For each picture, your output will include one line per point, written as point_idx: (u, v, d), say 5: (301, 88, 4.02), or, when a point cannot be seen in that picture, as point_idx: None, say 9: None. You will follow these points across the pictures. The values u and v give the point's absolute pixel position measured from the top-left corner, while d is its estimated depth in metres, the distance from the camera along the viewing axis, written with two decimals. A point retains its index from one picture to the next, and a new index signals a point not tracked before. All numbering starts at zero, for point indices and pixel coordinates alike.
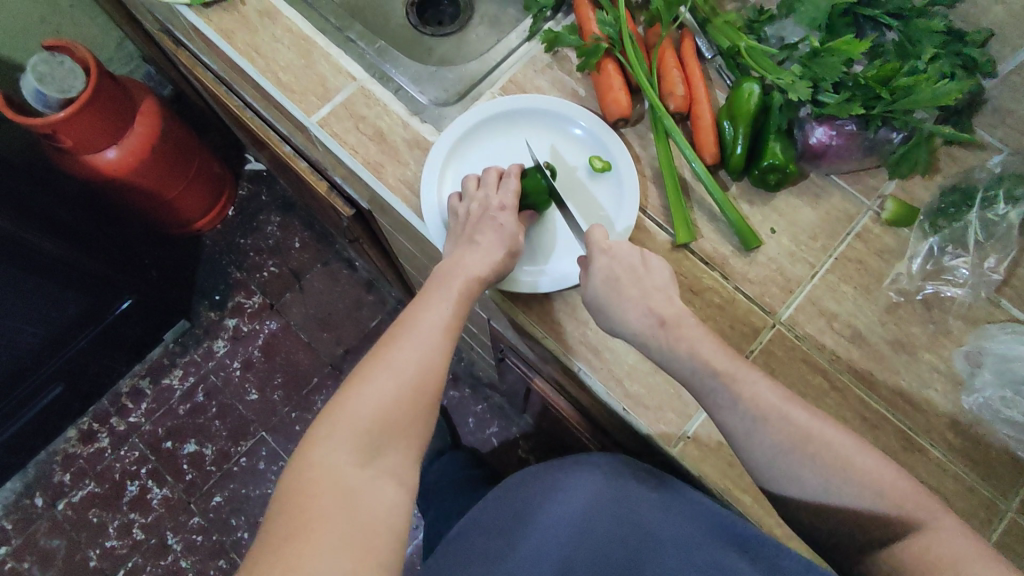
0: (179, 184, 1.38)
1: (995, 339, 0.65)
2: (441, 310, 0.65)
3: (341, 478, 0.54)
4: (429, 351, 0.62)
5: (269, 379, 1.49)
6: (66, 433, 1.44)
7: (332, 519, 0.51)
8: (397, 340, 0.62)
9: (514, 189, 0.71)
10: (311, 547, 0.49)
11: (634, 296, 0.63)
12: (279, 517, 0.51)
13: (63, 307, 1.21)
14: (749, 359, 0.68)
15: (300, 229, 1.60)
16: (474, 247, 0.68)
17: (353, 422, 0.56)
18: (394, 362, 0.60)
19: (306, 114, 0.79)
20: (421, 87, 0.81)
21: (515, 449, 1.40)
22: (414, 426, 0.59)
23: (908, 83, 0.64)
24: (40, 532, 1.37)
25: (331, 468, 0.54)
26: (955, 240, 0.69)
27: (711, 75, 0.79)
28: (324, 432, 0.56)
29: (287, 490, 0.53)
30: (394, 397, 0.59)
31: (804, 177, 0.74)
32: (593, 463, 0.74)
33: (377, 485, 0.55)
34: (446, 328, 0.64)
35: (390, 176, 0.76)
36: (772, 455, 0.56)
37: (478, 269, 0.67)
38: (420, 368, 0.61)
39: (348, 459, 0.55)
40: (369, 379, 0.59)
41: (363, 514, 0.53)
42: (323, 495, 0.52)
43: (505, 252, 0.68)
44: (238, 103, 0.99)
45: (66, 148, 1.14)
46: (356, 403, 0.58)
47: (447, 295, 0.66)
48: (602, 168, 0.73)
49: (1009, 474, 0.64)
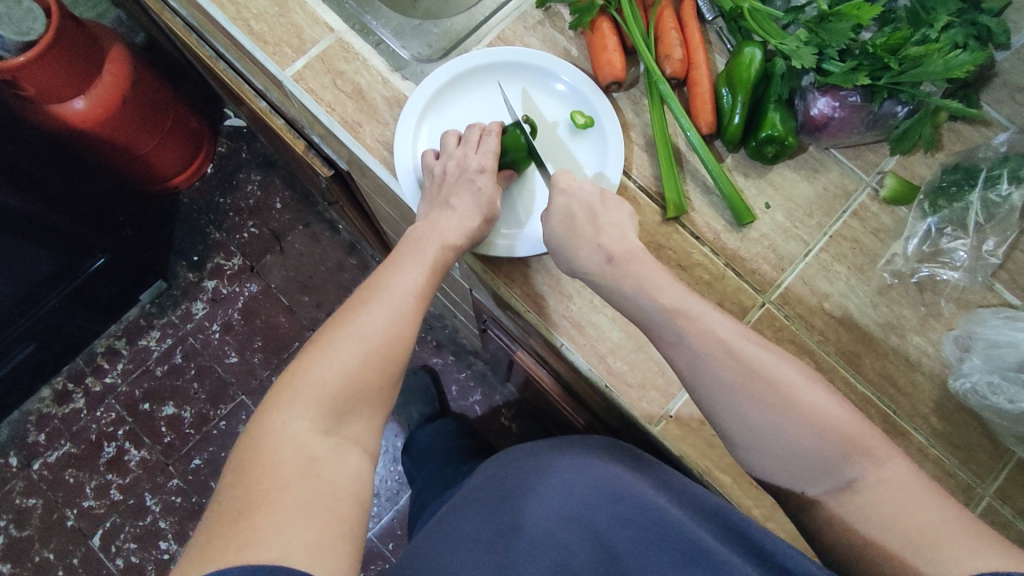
0: (154, 138, 1.32)
1: (987, 324, 0.62)
2: (413, 275, 0.63)
3: (304, 446, 0.50)
4: (398, 316, 0.59)
5: (248, 343, 1.46)
6: (40, 393, 1.41)
7: (294, 488, 0.47)
8: (365, 304, 0.59)
9: (493, 149, 0.68)
10: (270, 517, 0.44)
11: (611, 258, 0.61)
12: (235, 488, 0.47)
13: (34, 265, 1.16)
14: (748, 323, 0.66)
15: (281, 188, 1.55)
16: (454, 209, 0.66)
17: (316, 387, 0.53)
18: (359, 325, 0.57)
19: (279, 67, 0.74)
20: (403, 41, 0.76)
21: (498, 417, 1.39)
22: (380, 395, 0.56)
23: (919, 53, 0.60)
24: (15, 492, 1.36)
25: (292, 436, 0.50)
26: (955, 221, 0.66)
27: (711, 38, 0.75)
28: (285, 398, 0.52)
29: (245, 461, 0.48)
30: (360, 362, 0.55)
31: (803, 150, 0.71)
32: (589, 446, 0.70)
33: (343, 454, 0.51)
34: (416, 294, 0.62)
35: (368, 136, 0.72)
36: (760, 430, 0.53)
37: (454, 236, 0.64)
38: (388, 334, 0.57)
39: (311, 427, 0.51)
40: (333, 344, 0.55)
41: (325, 486, 0.48)
42: (283, 464, 0.48)
43: (483, 216, 0.66)
44: (209, 54, 0.93)
45: (29, 97, 1.07)
46: (322, 367, 0.54)
47: (421, 260, 0.64)
48: (583, 124, 0.70)
49: (989, 459, 0.63)
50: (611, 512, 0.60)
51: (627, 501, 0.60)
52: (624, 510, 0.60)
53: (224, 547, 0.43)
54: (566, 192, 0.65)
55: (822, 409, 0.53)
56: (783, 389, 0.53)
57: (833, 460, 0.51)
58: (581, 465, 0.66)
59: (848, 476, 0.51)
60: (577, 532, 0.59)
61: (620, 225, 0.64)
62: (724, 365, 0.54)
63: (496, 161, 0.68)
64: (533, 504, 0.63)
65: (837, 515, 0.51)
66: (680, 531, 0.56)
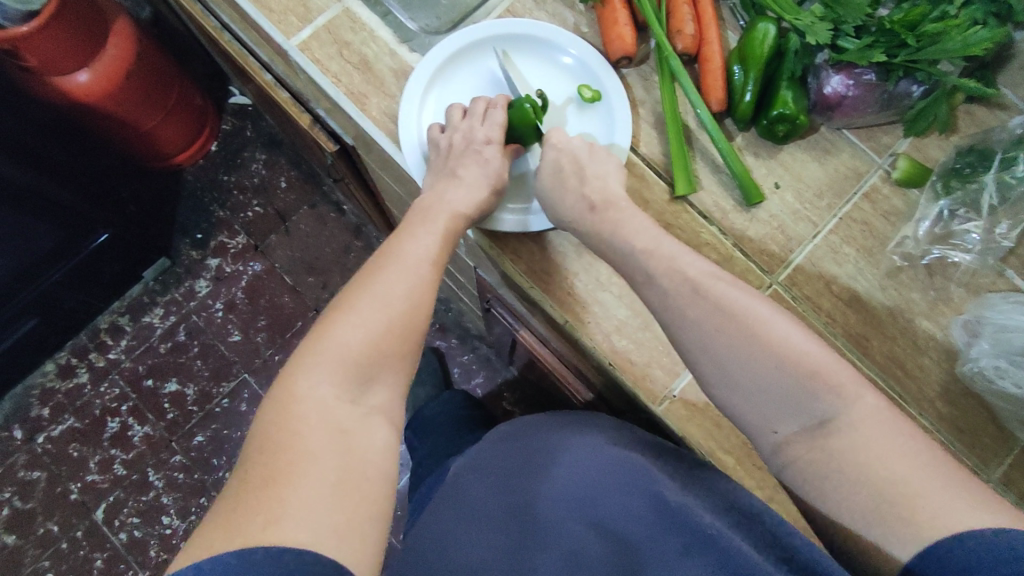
0: (157, 116, 1.31)
1: (996, 308, 0.61)
2: (426, 243, 0.62)
3: (330, 417, 0.49)
4: (417, 285, 0.58)
5: (252, 322, 1.46)
6: (44, 367, 1.41)
7: (321, 460, 0.46)
8: (383, 272, 0.58)
9: (500, 122, 0.67)
10: (297, 491, 0.44)
11: (594, 206, 0.62)
12: (260, 457, 0.46)
13: (37, 238, 1.17)
14: (768, 292, 0.66)
15: (286, 168, 1.54)
16: (461, 182, 0.65)
17: (338, 355, 0.52)
18: (379, 293, 0.56)
19: (284, 37, 0.73)
20: (411, 14, 0.74)
21: (500, 401, 1.39)
22: (401, 363, 0.55)
23: (937, 30, 0.59)
24: (19, 465, 1.37)
25: (317, 406, 0.49)
26: (967, 203, 0.64)
27: (724, 15, 0.73)
28: (307, 364, 0.51)
29: (269, 428, 0.48)
30: (381, 330, 0.54)
31: (814, 130, 0.70)
32: (596, 425, 0.69)
33: (368, 425, 0.51)
34: (434, 263, 0.61)
35: (374, 108, 0.71)
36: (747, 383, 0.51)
37: (463, 209, 0.64)
38: (409, 303, 0.57)
39: (335, 396, 0.50)
40: (353, 311, 0.54)
41: (354, 459, 0.48)
42: (309, 434, 0.48)
43: (489, 190, 0.66)
44: (215, 25, 0.91)
45: (31, 68, 1.06)
46: (343, 334, 0.53)
47: (435, 228, 0.63)
48: (591, 98, 0.69)
49: (995, 445, 0.62)
50: (621, 503, 0.58)
51: (638, 492, 0.58)
52: (634, 504, 0.57)
53: (251, 521, 0.42)
54: (556, 147, 0.67)
55: (823, 365, 0.50)
56: (792, 356, 0.50)
57: (821, 411, 0.49)
58: (592, 451, 0.64)
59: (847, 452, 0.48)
60: (584, 521, 0.58)
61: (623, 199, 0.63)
62: (736, 341, 0.51)
63: (503, 135, 0.67)
64: (541, 486, 0.62)
65: (811, 460, 0.49)
66: (688, 517, 0.54)
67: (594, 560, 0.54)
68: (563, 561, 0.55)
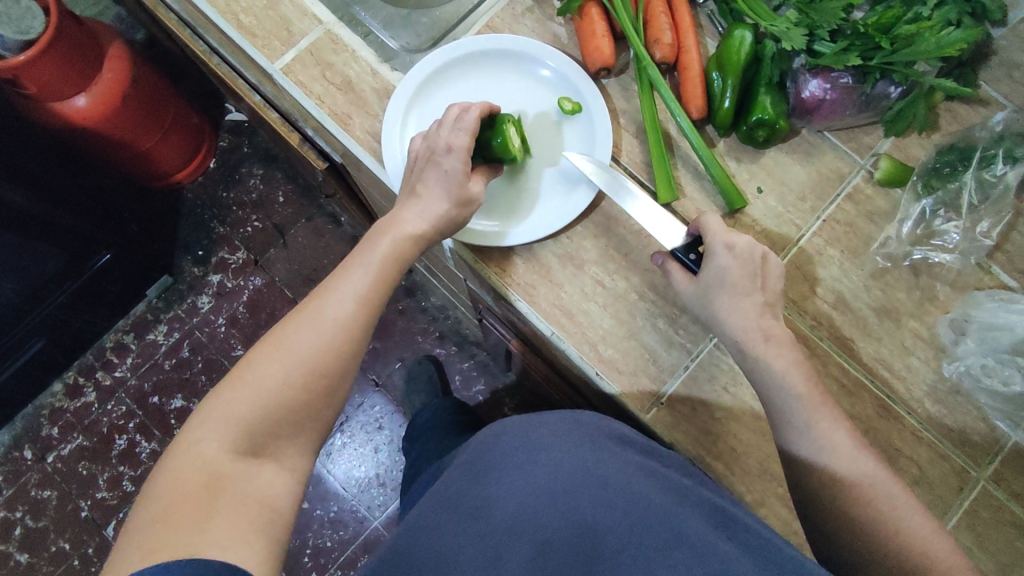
0: (155, 135, 1.33)
1: (982, 307, 0.62)
2: (357, 280, 0.59)
3: (215, 463, 0.49)
4: (331, 324, 0.56)
5: (253, 336, 1.48)
6: (52, 388, 1.43)
7: (196, 503, 0.46)
8: (300, 313, 0.57)
9: (469, 126, 0.64)
10: (163, 531, 0.44)
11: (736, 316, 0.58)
12: (145, 498, 0.47)
13: (41, 261, 1.19)
14: None
15: (283, 182, 1.56)
16: (418, 205, 0.63)
17: (234, 405, 0.51)
18: (287, 341, 0.55)
19: (269, 61, 0.74)
20: (392, 33, 0.76)
21: (501, 406, 1.40)
22: (304, 412, 0.54)
23: (911, 32, 0.60)
24: (31, 484, 1.39)
25: (200, 452, 0.49)
26: (948, 203, 0.65)
27: (702, 21, 0.74)
28: (204, 412, 0.51)
29: (159, 472, 0.49)
30: (283, 378, 0.53)
31: (795, 133, 0.70)
32: (577, 421, 0.64)
33: (255, 472, 0.51)
34: (360, 300, 0.58)
35: (358, 128, 0.72)
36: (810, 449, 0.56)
37: (403, 240, 0.61)
38: (318, 348, 0.55)
39: (224, 445, 0.50)
40: (257, 362, 0.54)
41: (232, 505, 0.47)
42: (184, 479, 0.47)
43: (450, 202, 0.63)
44: (204, 48, 0.91)
45: (30, 95, 1.08)
46: (244, 383, 0.52)
47: (367, 264, 0.60)
48: (571, 110, 0.70)
49: (985, 444, 0.63)
50: (592, 497, 0.56)
51: (610, 485, 0.56)
52: (606, 495, 0.56)
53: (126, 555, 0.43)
54: (727, 248, 0.60)
55: None
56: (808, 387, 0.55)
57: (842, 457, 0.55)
58: (567, 444, 0.61)
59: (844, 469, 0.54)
60: (558, 514, 0.55)
61: (768, 279, 0.61)
62: None
63: (472, 140, 0.64)
64: (514, 476, 0.60)
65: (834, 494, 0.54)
66: (664, 522, 0.52)
67: (563, 549, 0.53)
68: (534, 555, 0.53)
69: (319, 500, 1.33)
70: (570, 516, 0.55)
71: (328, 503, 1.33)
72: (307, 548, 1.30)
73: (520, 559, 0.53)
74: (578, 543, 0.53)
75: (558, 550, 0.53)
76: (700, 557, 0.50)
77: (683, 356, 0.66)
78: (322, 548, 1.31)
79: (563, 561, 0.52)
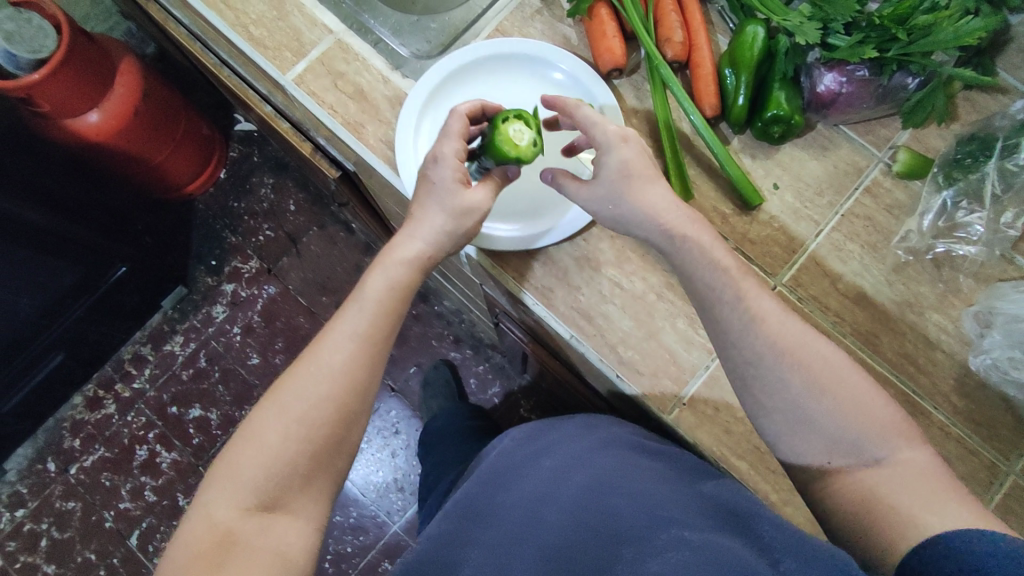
0: (167, 147, 1.34)
1: (1009, 298, 0.60)
2: (355, 319, 0.58)
3: (226, 522, 0.50)
4: (329, 370, 0.55)
5: (269, 344, 1.49)
6: (73, 400, 1.45)
7: (206, 563, 0.48)
8: (300, 362, 0.56)
9: (458, 131, 0.63)
10: None
11: None
12: (167, 562, 0.49)
13: (59, 275, 1.20)
14: (776, 291, 0.66)
15: (294, 191, 1.56)
16: (412, 229, 0.62)
17: (239, 464, 0.52)
18: (286, 395, 0.54)
19: (280, 72, 0.75)
20: (402, 40, 0.76)
21: (518, 408, 1.40)
22: (312, 462, 0.54)
23: (928, 21, 0.58)
24: (55, 496, 1.40)
25: (212, 513, 0.50)
26: (970, 193, 0.64)
27: (712, 18, 0.74)
28: (215, 474, 0.53)
29: (179, 535, 0.51)
30: (285, 431, 0.53)
31: (810, 128, 0.70)
32: (592, 426, 0.67)
33: (268, 526, 0.51)
34: (358, 339, 0.57)
35: (371, 136, 0.72)
36: (781, 406, 0.53)
37: (397, 270, 0.61)
38: (318, 398, 0.54)
39: (232, 504, 0.51)
40: (259, 420, 0.54)
41: (242, 561, 0.48)
42: (198, 540, 0.49)
43: (444, 213, 0.61)
44: (214, 62, 0.92)
45: (45, 113, 1.09)
46: (247, 439, 0.53)
47: (364, 306, 0.59)
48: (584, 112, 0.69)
49: (1015, 437, 0.62)
50: (608, 505, 0.56)
51: (622, 493, 0.56)
52: (619, 505, 0.55)
53: None
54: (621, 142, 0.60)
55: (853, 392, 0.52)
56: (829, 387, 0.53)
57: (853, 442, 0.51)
58: (576, 454, 0.63)
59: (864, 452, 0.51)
60: (563, 512, 0.56)
61: None
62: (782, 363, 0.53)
63: (463, 142, 0.63)
64: (525, 484, 0.62)
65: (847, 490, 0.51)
66: (673, 528, 0.51)
67: (578, 554, 0.53)
68: (541, 559, 0.53)
69: (339, 506, 1.34)
70: (587, 522, 0.55)
71: (347, 509, 1.33)
72: (327, 554, 1.31)
73: (526, 562, 0.54)
74: (592, 545, 0.53)
75: (572, 553, 0.53)
76: (710, 556, 0.47)
77: (704, 356, 0.65)
78: (343, 553, 1.31)
79: (574, 561, 0.52)
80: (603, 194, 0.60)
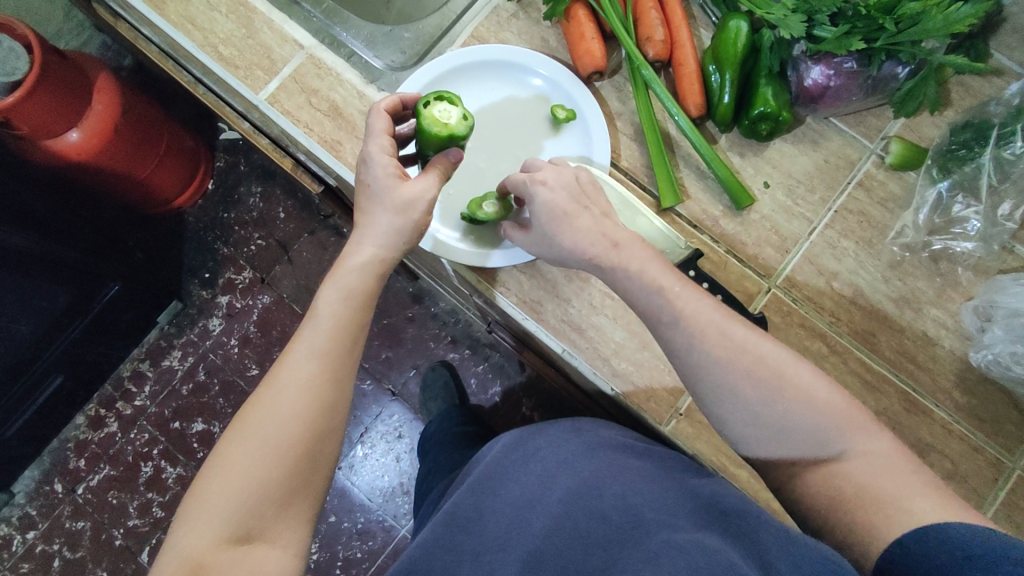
0: (151, 161, 1.32)
1: (1006, 291, 0.59)
2: (317, 336, 0.55)
3: (199, 556, 0.47)
4: (295, 390, 0.52)
5: (268, 355, 1.48)
6: (75, 420, 1.45)
7: None
8: (267, 386, 0.54)
9: (380, 125, 0.59)
10: None
11: None
12: None
13: (52, 298, 1.18)
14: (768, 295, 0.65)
15: (283, 198, 1.54)
16: (362, 235, 0.58)
17: (211, 495, 0.49)
18: (255, 420, 0.52)
19: (253, 91, 0.73)
20: (376, 51, 0.75)
21: (519, 407, 1.39)
22: (288, 489, 0.51)
23: (916, 9, 0.56)
24: (64, 516, 1.41)
25: (184, 547, 0.48)
26: (965, 187, 0.63)
27: (695, 13, 0.71)
28: (187, 506, 0.50)
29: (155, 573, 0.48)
30: (258, 458, 0.50)
31: (799, 122, 0.68)
32: (573, 429, 0.64)
33: (246, 556, 0.49)
34: (322, 356, 0.54)
35: (348, 154, 0.70)
36: (743, 417, 0.51)
37: (349, 279, 0.57)
38: (286, 420, 0.51)
39: (206, 536, 0.48)
40: (229, 448, 0.51)
41: None
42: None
43: (389, 210, 0.57)
44: (189, 79, 0.87)
45: (23, 135, 1.07)
46: (217, 469, 0.50)
47: (321, 322, 0.55)
48: (565, 118, 0.68)
49: (1018, 431, 0.60)
50: (588, 512, 0.55)
51: (606, 497, 0.56)
52: (602, 506, 0.55)
53: None
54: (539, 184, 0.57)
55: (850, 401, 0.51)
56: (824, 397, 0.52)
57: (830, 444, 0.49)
58: (563, 456, 0.61)
59: (834, 448, 0.49)
60: (546, 526, 0.55)
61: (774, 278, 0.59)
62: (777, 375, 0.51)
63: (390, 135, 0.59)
64: (511, 487, 0.60)
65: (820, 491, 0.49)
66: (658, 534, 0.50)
67: (554, 560, 0.53)
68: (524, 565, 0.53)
69: (346, 512, 1.34)
70: (575, 533, 0.54)
71: (354, 515, 1.33)
72: (338, 560, 1.32)
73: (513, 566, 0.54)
74: (576, 548, 0.54)
75: (552, 560, 0.53)
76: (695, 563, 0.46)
77: None
78: (352, 559, 1.32)
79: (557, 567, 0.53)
80: (539, 238, 0.58)
